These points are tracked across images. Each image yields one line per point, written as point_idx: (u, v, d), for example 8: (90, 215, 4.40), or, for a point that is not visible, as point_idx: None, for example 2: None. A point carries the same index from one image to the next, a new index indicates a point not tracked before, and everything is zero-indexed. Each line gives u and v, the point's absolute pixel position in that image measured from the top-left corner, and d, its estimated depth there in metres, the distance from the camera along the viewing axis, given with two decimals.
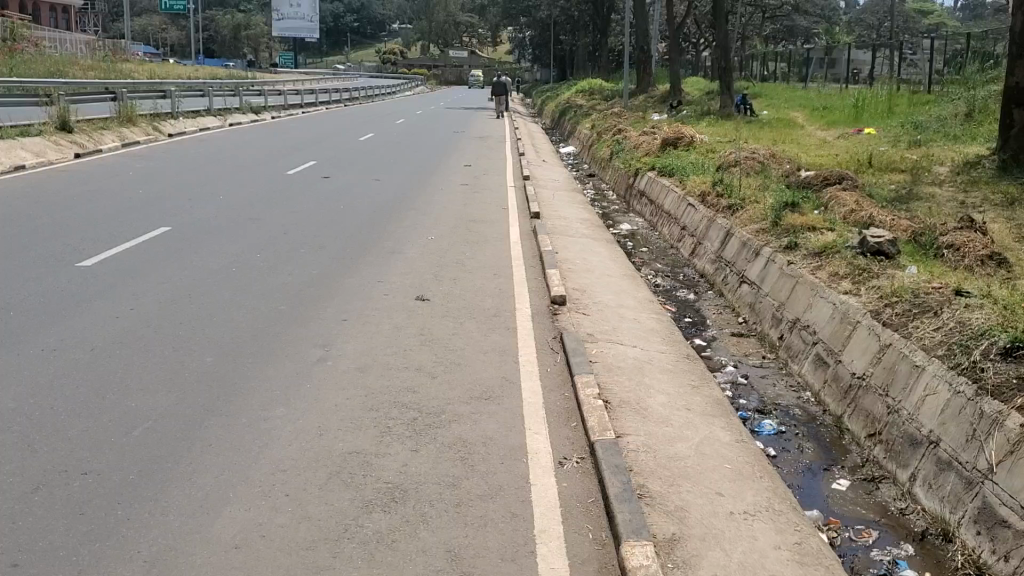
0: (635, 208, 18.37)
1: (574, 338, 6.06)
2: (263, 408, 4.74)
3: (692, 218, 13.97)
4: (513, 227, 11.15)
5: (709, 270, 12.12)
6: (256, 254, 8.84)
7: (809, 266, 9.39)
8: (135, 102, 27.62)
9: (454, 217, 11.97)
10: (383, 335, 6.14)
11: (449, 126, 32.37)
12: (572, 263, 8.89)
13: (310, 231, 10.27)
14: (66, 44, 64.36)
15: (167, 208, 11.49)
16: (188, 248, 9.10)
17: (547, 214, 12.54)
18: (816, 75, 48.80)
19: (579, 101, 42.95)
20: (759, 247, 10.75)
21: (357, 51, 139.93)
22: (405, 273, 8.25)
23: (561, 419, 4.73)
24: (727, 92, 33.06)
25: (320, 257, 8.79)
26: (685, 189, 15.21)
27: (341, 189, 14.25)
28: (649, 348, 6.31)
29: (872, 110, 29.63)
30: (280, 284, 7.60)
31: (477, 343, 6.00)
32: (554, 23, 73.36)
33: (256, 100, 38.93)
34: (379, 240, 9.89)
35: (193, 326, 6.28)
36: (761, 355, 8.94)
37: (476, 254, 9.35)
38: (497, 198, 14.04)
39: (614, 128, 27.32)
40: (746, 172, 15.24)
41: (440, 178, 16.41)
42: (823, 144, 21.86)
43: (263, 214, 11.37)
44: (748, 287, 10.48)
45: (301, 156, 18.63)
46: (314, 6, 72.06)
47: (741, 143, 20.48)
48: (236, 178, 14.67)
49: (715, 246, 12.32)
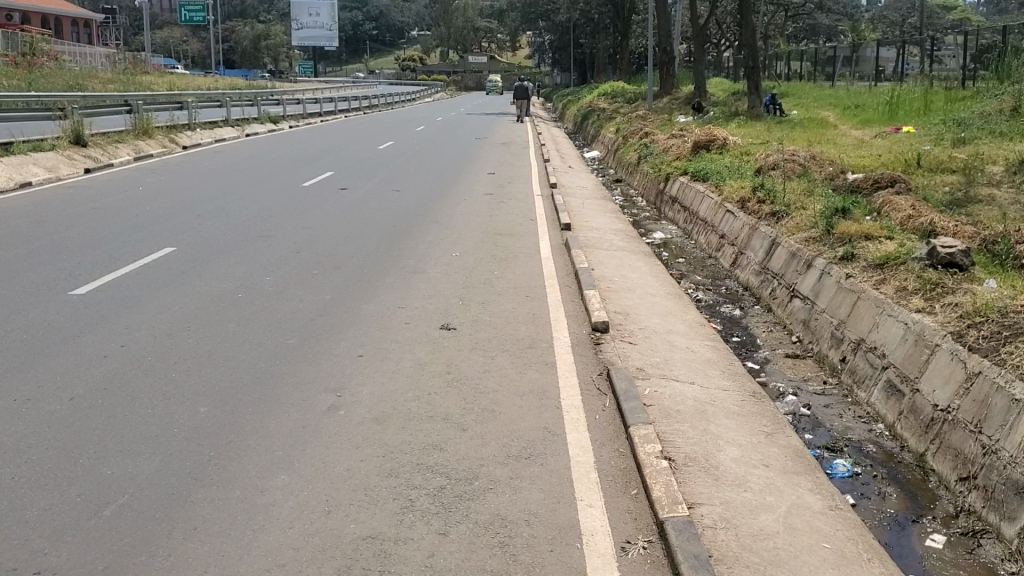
0: (667, 214, 17.56)
1: (623, 376, 5.27)
2: (261, 477, 3.98)
3: (731, 226, 13.14)
4: (543, 241, 10.37)
5: (754, 282, 11.28)
6: (267, 277, 8.12)
7: (871, 280, 8.52)
8: (151, 114, 27.16)
9: (479, 230, 11.22)
10: (404, 374, 5.38)
11: (470, 132, 31.69)
12: (610, 282, 8.09)
13: (326, 250, 9.54)
14: (85, 58, 64.38)
15: (174, 226, 10.81)
16: (192, 271, 8.39)
17: (578, 224, 11.76)
18: (842, 73, 47.80)
19: (602, 104, 42.13)
20: (810, 258, 9.89)
21: (376, 58, 139.73)
22: (427, 296, 7.48)
23: (618, 486, 3.93)
24: (755, 92, 32.19)
25: (335, 280, 8.04)
26: (723, 195, 14.37)
27: (359, 202, 13.54)
28: (709, 385, 5.50)
29: (908, 107, 28.61)
30: (288, 312, 6.85)
31: (512, 383, 5.22)
32: (574, 25, 72.60)
33: (275, 109, 38.48)
34: (399, 258, 9.15)
35: (190, 365, 5.56)
36: (822, 380, 8.09)
37: (505, 272, 8.57)
38: (523, 208, 13.27)
39: (640, 131, 26.50)
40: (787, 176, 14.39)
41: (463, 187, 15.68)
42: (861, 144, 20.97)
43: (275, 231, 10.65)
44: (801, 302, 9.63)
45: (317, 167, 17.94)
46: (333, 15, 71.83)
47: (776, 145, 19.61)
48: (250, 192, 14.00)
49: (760, 256, 11.49)
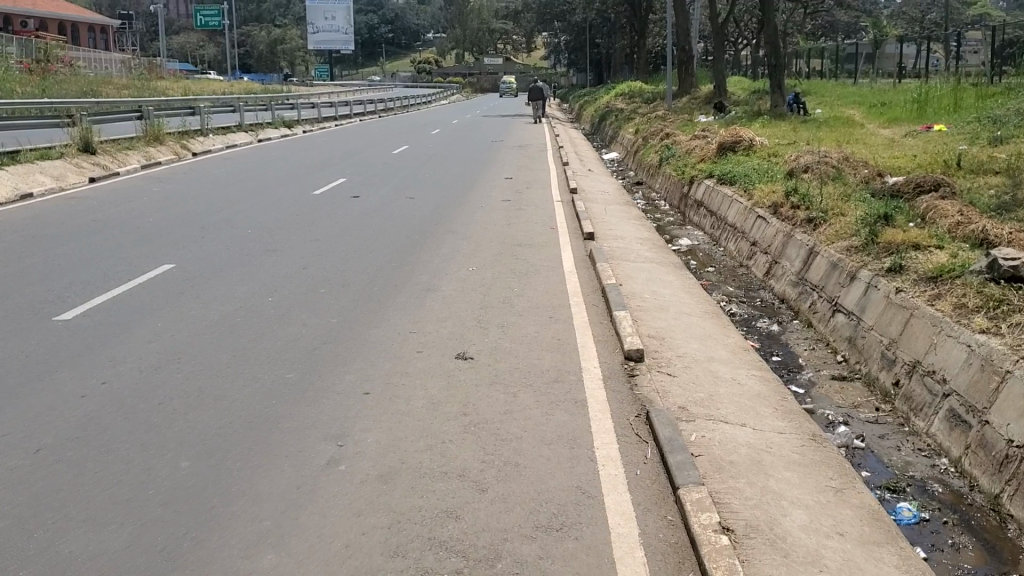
0: (692, 220, 16.87)
1: (667, 419, 4.62)
2: (245, 557, 3.36)
3: (763, 233, 12.45)
4: (565, 252, 9.71)
5: (790, 294, 10.59)
6: (269, 298, 7.50)
7: (925, 294, 7.81)
8: (163, 120, 26.71)
9: (497, 240, 10.59)
10: (417, 417, 4.74)
11: (487, 135, 31.10)
12: (641, 299, 7.44)
13: (335, 265, 8.92)
14: (101, 65, 64.23)
15: (175, 241, 10.23)
16: (190, 291, 7.79)
17: (601, 234, 11.10)
18: (864, 71, 46.89)
19: (620, 104, 41.46)
20: (853, 270, 9.19)
21: (391, 61, 139.48)
22: (442, 319, 6.85)
23: (670, 568, 3.29)
24: (778, 91, 31.41)
25: (342, 300, 7.41)
26: (752, 200, 13.68)
27: (371, 211, 12.91)
28: (762, 427, 4.84)
29: (936, 105, 27.78)
30: (290, 340, 6.23)
31: (538, 428, 4.59)
32: (590, 25, 71.91)
33: (289, 113, 38.02)
34: (413, 274, 8.53)
35: (175, 408, 4.94)
36: (874, 407, 7.38)
37: (527, 289, 7.94)
38: (543, 216, 12.63)
39: (660, 132, 25.81)
40: (820, 179, 13.69)
41: (480, 193, 15.06)
42: (891, 144, 20.21)
43: (282, 244, 10.06)
44: (845, 317, 8.92)
45: (329, 173, 17.37)
46: (349, 18, 71.45)
47: (804, 145, 18.90)
48: (258, 202, 13.44)
49: (797, 266, 10.79)
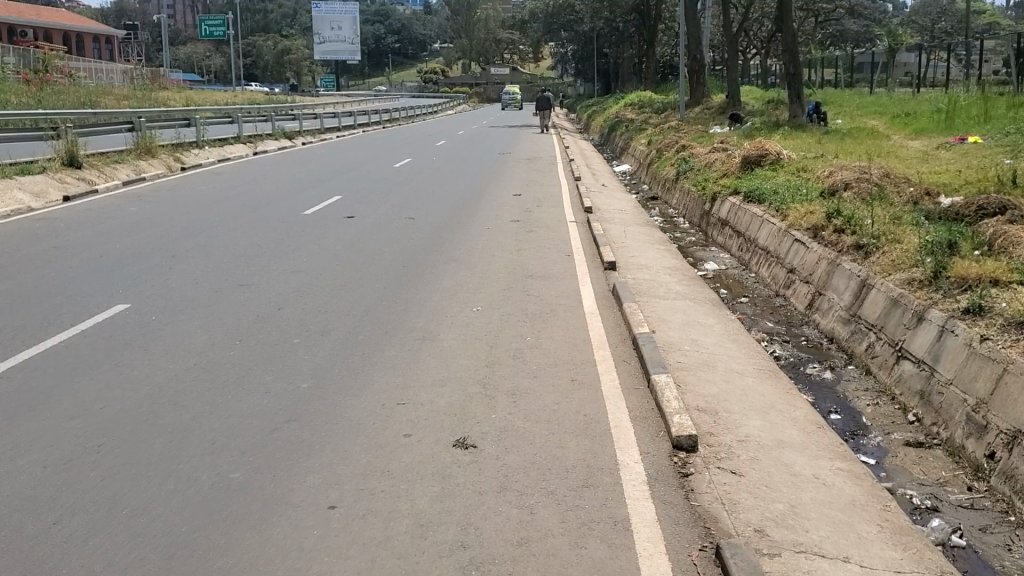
0: (716, 240, 15.58)
1: (745, 557, 3.34)
2: None
3: (803, 260, 11.13)
4: (584, 287, 8.42)
5: (841, 332, 9.26)
6: (232, 352, 6.22)
7: (1017, 345, 6.43)
8: (156, 131, 25.59)
9: (505, 270, 9.32)
10: (398, 550, 3.46)
11: (494, 147, 29.90)
12: (680, 354, 6.16)
13: (317, 303, 7.66)
14: (101, 75, 63.15)
15: (136, 273, 8.97)
16: (140, 341, 6.54)
17: (623, 263, 9.80)
18: (879, 81, 45.64)
19: (630, 114, 40.20)
20: (920, 309, 7.84)
21: (397, 71, 138.57)
22: (437, 380, 5.56)
23: None
24: (796, 100, 30.10)
25: (318, 354, 6.11)
26: (788, 221, 12.35)
27: (365, 234, 11.65)
28: (871, 563, 3.56)
29: (964, 115, 26.47)
30: (247, 416, 4.95)
31: (570, 570, 3.30)
32: (598, 34, 70.73)
33: (290, 124, 36.88)
34: (406, 315, 7.24)
35: (75, 533, 3.66)
36: (965, 486, 6.04)
37: (542, 335, 6.65)
38: (556, 240, 11.37)
39: (675, 143, 24.53)
40: (861, 198, 12.37)
41: (485, 212, 13.81)
42: (925, 157, 18.87)
43: (259, 276, 8.81)
44: (914, 366, 7.57)
45: (324, 190, 16.13)
46: (355, 28, 70.43)
47: (834, 159, 17.60)
48: (242, 224, 12.19)
49: (847, 301, 9.47)
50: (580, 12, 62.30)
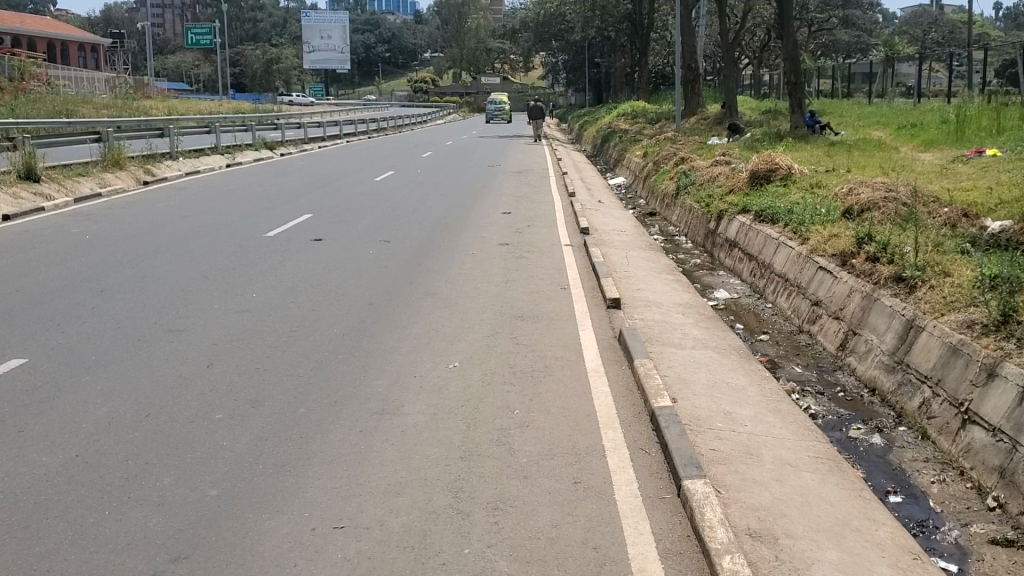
0: (724, 263, 14.24)
1: None
2: None
3: (830, 291, 9.76)
4: (584, 334, 7.03)
5: (886, 383, 7.84)
6: (130, 436, 4.78)
7: None
8: (125, 142, 24.10)
9: (491, 309, 7.92)
10: None
11: (482, 159, 28.50)
12: (714, 438, 4.76)
13: (257, 358, 6.24)
14: (82, 84, 61.56)
15: (50, 314, 7.54)
16: (17, 415, 5.10)
17: (629, 298, 8.43)
18: (877, 91, 44.52)
19: (623, 125, 38.94)
20: (989, 361, 6.43)
21: (387, 80, 137.21)
22: (389, 484, 4.15)
23: None
24: (797, 110, 28.84)
25: (240, 442, 4.68)
26: (810, 245, 10.97)
27: (332, 261, 10.26)
28: None
29: (973, 126, 25.23)
30: (117, 553, 3.53)
31: None
32: (590, 44, 69.59)
33: (272, 134, 35.44)
34: (364, 375, 5.83)
35: None
36: None
37: (535, 406, 5.23)
38: (549, 268, 9.98)
39: (672, 155, 23.21)
40: (891, 220, 11.01)
41: (470, 235, 12.43)
42: (943, 171, 17.58)
43: (195, 319, 7.39)
44: (988, 432, 6.13)
45: (294, 208, 14.70)
46: (345, 37, 69.07)
47: (847, 174, 16.28)
48: (194, 250, 10.76)
49: (890, 345, 8.06)
50: (571, 22, 61.22)
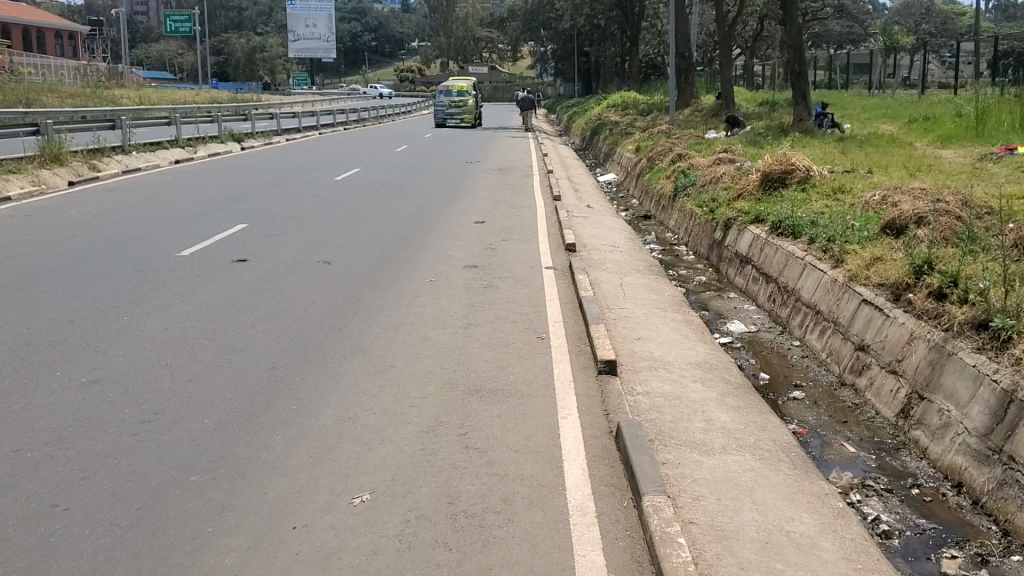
0: (736, 282, 12.10)
1: None
2: None
3: (882, 335, 7.62)
4: (568, 426, 4.88)
5: (980, 479, 5.65)
6: None
7: None
8: (68, 135, 21.73)
9: (441, 376, 5.75)
10: None
11: (462, 154, 26.25)
12: None
13: (64, 484, 4.09)
14: (50, 73, 58.48)
15: None
16: None
17: (628, 358, 6.28)
18: (878, 81, 42.34)
19: (614, 116, 36.73)
20: None
21: (373, 69, 134.21)
22: None
23: None
24: (801, 102, 26.60)
25: None
26: (849, 269, 8.77)
27: (249, 292, 8.11)
28: None
29: (995, 117, 23.06)
30: None
31: None
32: (580, 32, 67.18)
33: (241, 126, 33.04)
34: (209, 528, 3.67)
35: None
36: None
37: None
38: (525, 304, 7.81)
39: (667, 150, 21.09)
40: (949, 240, 8.80)
41: (430, 253, 10.25)
42: (977, 171, 15.46)
43: (14, 399, 5.22)
44: None
45: (228, 216, 12.51)
46: (330, 26, 66.35)
47: (871, 176, 14.16)
48: (79, 277, 8.58)
49: (979, 424, 5.85)
50: (560, 10, 58.78)
